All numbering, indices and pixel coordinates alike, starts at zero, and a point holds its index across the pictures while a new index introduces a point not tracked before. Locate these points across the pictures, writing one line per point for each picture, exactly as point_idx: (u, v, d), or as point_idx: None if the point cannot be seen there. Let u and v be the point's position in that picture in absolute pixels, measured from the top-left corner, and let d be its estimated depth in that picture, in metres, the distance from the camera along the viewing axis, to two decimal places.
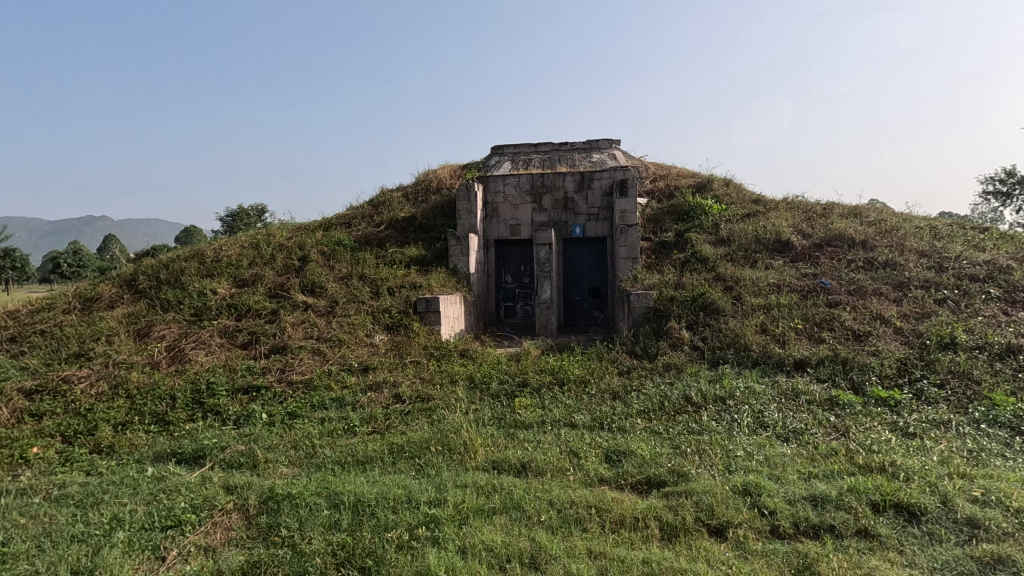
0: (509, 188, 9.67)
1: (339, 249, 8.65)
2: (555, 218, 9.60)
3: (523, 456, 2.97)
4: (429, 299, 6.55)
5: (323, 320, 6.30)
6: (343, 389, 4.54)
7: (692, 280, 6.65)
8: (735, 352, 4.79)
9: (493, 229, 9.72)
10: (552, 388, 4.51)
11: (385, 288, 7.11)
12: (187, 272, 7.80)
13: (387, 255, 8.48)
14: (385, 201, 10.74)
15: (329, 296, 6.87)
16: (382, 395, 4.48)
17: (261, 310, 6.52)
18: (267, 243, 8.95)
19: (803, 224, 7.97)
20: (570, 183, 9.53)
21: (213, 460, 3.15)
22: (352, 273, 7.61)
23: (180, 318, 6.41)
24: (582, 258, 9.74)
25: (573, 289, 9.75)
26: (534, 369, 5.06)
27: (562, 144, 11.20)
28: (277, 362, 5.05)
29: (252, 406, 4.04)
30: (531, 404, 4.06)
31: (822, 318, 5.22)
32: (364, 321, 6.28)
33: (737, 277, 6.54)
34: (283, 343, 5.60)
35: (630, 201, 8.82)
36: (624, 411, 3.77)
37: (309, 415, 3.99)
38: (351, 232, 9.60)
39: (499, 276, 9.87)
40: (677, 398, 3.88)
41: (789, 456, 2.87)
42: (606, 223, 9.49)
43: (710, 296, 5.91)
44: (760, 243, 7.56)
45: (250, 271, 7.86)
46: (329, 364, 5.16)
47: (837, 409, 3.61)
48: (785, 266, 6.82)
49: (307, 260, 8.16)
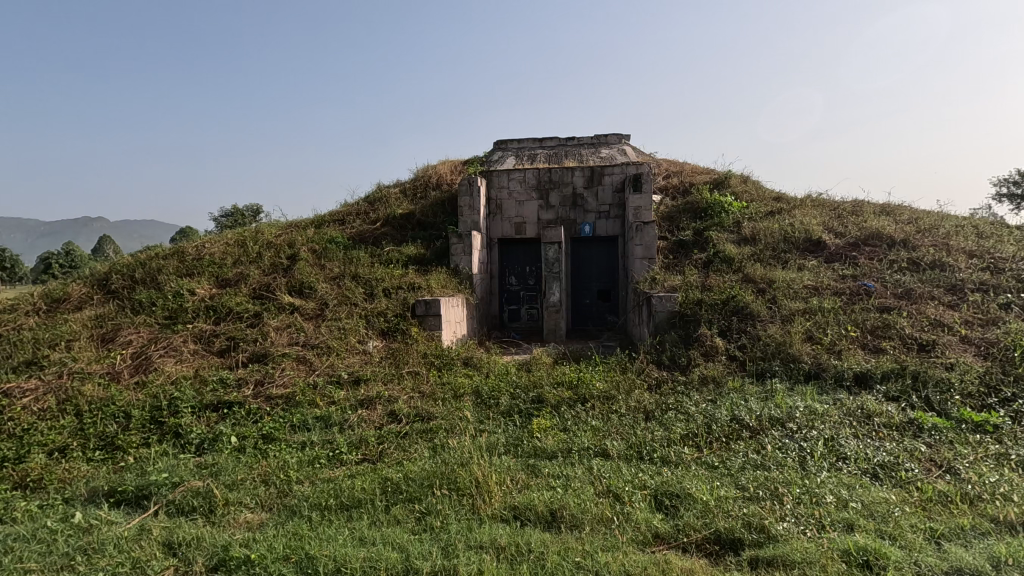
0: (514, 183, 9.04)
1: (332, 248, 8.01)
2: (563, 215, 8.98)
3: (552, 501, 2.35)
4: (428, 302, 5.91)
5: (311, 325, 5.65)
6: (329, 406, 3.91)
7: (719, 282, 6.04)
8: (781, 364, 4.18)
9: (497, 227, 9.10)
10: (574, 405, 3.88)
11: (381, 290, 6.47)
12: (165, 271, 7.15)
13: (383, 254, 7.85)
14: (382, 198, 10.11)
15: (320, 299, 6.24)
16: (375, 414, 3.85)
17: (242, 313, 5.88)
18: (253, 241, 8.31)
19: (834, 223, 7.37)
20: (579, 178, 8.92)
21: (159, 502, 2.50)
22: (345, 273, 6.97)
23: (151, 321, 5.75)
24: (592, 259, 9.13)
25: (581, 291, 9.14)
26: (548, 383, 4.43)
27: (568, 138, 10.60)
28: (256, 372, 4.41)
29: (219, 427, 3.40)
30: (550, 426, 3.44)
31: (876, 325, 4.61)
32: (357, 325, 5.65)
33: (769, 278, 5.93)
34: (264, 349, 4.95)
35: (645, 197, 8.20)
36: (664, 437, 3.15)
37: (288, 439, 3.36)
38: (345, 230, 8.97)
39: (503, 278, 9.25)
40: (726, 421, 3.27)
41: (894, 503, 2.25)
42: (617, 222, 8.89)
43: (742, 300, 5.31)
44: (789, 243, 6.96)
45: (233, 270, 7.21)
46: (315, 376, 4.52)
47: (924, 436, 3.00)
48: (821, 267, 6.22)
49: (296, 259, 7.52)
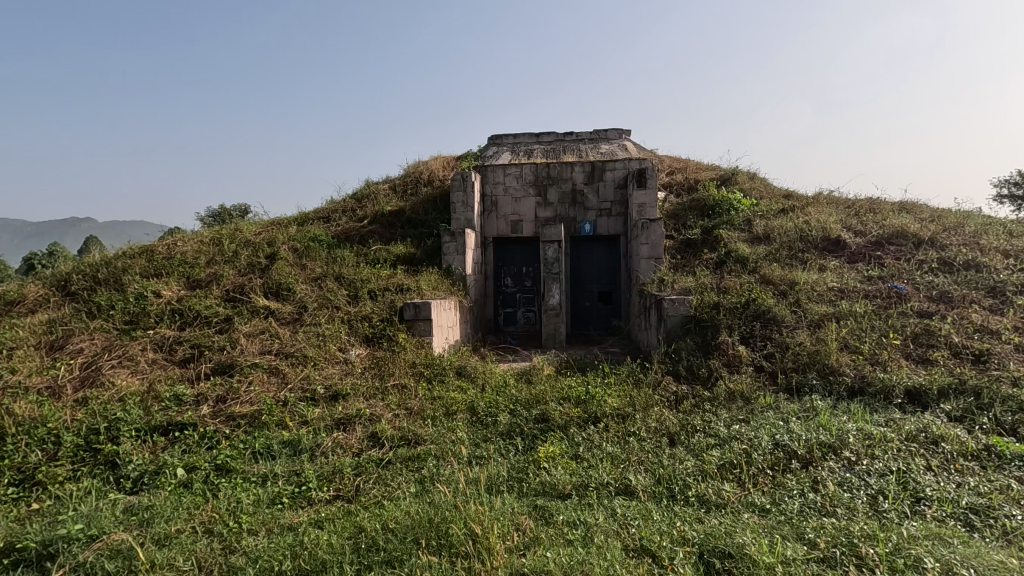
0: (510, 178, 8.51)
1: (314, 247, 7.45)
2: (562, 213, 8.48)
3: (572, 563, 1.83)
4: (417, 305, 5.39)
5: (288, 331, 5.10)
6: (301, 428, 3.37)
7: (735, 283, 5.55)
8: (818, 376, 3.69)
9: (492, 225, 8.58)
10: (584, 426, 3.37)
11: (366, 292, 5.93)
12: (130, 271, 6.55)
13: (370, 253, 7.30)
14: (370, 195, 9.55)
15: (298, 301, 5.68)
16: (354, 437, 3.31)
17: (211, 318, 5.30)
18: (230, 240, 7.73)
19: (853, 222, 6.92)
20: (579, 174, 8.41)
21: (63, 565, 1.94)
22: (328, 273, 6.42)
23: (108, 327, 5.17)
24: (593, 259, 8.64)
25: (581, 293, 8.65)
26: (553, 399, 3.90)
27: (566, 133, 10.10)
28: (218, 386, 3.84)
29: (165, 456, 2.85)
30: (560, 453, 2.92)
31: (917, 332, 4.13)
32: (337, 331, 5.09)
33: (790, 280, 5.44)
34: (232, 358, 4.39)
35: (650, 193, 7.71)
36: (698, 470, 2.64)
37: (248, 470, 2.81)
38: (330, 227, 8.41)
39: (499, 279, 8.74)
40: (769, 449, 2.76)
41: (1017, 568, 1.74)
42: (619, 220, 8.40)
43: (764, 303, 4.82)
44: (805, 242, 6.49)
45: (206, 270, 6.63)
46: (287, 390, 3.97)
47: (1011, 469, 2.50)
48: (843, 267, 5.74)
49: (275, 259, 6.95)
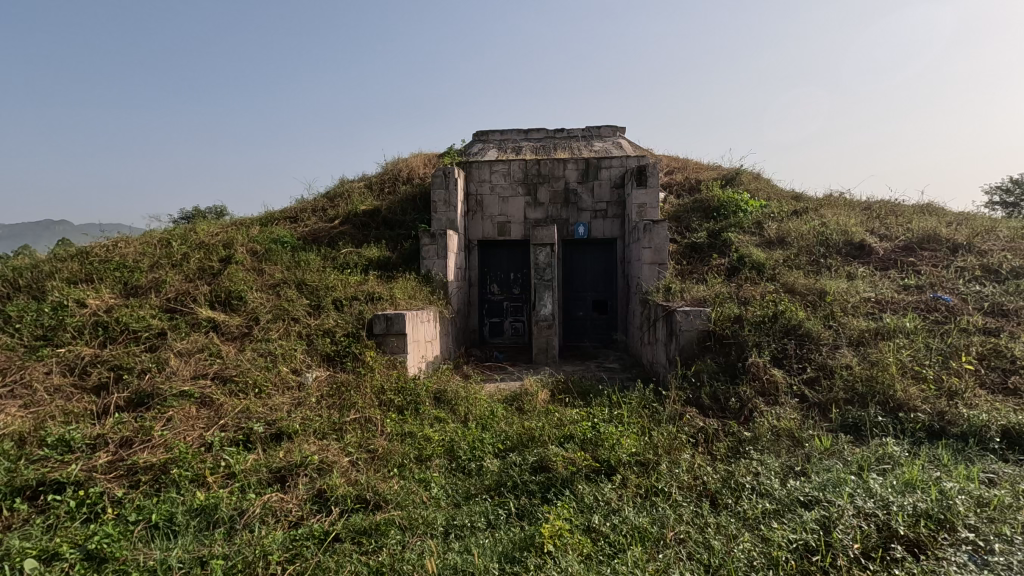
0: (497, 176, 7.76)
1: (276, 249, 6.61)
2: (554, 215, 7.75)
3: None
4: (389, 318, 4.61)
5: (232, 349, 4.27)
6: (224, 485, 2.56)
7: (756, 292, 4.86)
8: (880, 411, 2.98)
9: (476, 228, 7.82)
10: (596, 482, 2.61)
11: (330, 302, 5.12)
12: (57, 276, 5.64)
13: (340, 257, 6.48)
14: (344, 194, 8.75)
15: (248, 312, 4.84)
16: (293, 498, 2.50)
17: (141, 332, 4.44)
18: (181, 241, 6.85)
19: (874, 225, 6.28)
20: (573, 171, 7.70)
21: None
22: (288, 279, 5.59)
23: (12, 343, 4.27)
24: (587, 265, 7.94)
25: (574, 302, 7.94)
26: (552, 440, 3.13)
27: (557, 130, 9.37)
28: (126, 425, 3.00)
29: (13, 540, 2.01)
30: (570, 529, 2.15)
31: (987, 354, 3.46)
32: (293, 350, 4.28)
33: (818, 290, 4.76)
34: (154, 384, 3.55)
35: (651, 193, 7.02)
36: (765, 562, 1.89)
37: (131, 560, 1.99)
38: (296, 229, 7.57)
39: (484, 286, 7.98)
40: (857, 527, 2.02)
41: None
42: (616, 222, 7.70)
43: (795, 318, 4.12)
44: (826, 247, 5.84)
45: (147, 276, 5.75)
46: (218, 428, 3.15)
47: None
48: (874, 276, 5.09)
49: (229, 263, 6.10)
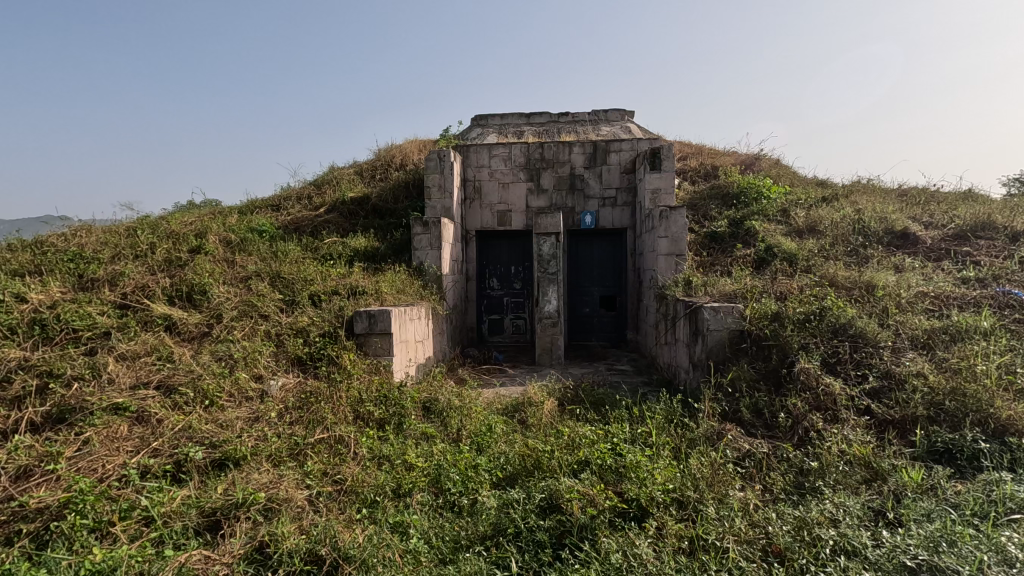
0: (497, 160, 7.13)
1: (253, 239, 6.00)
2: (559, 203, 7.14)
3: None
4: (371, 315, 3.99)
5: (187, 352, 3.65)
6: (134, 539, 1.94)
7: (792, 286, 4.24)
8: (979, 435, 2.37)
9: (474, 216, 7.20)
10: (624, 534, 1.99)
11: (307, 297, 4.51)
12: (4, 268, 5.02)
13: (323, 248, 5.87)
14: (332, 181, 8.12)
15: (211, 308, 4.23)
16: (223, 558, 1.89)
17: (83, 332, 3.82)
18: (150, 231, 6.23)
19: (916, 211, 5.66)
20: (579, 155, 7.07)
21: None
22: (262, 271, 4.97)
23: None
24: (594, 257, 7.33)
25: (580, 298, 7.34)
26: (564, 473, 2.52)
27: (561, 114, 8.72)
28: (28, 452, 2.38)
29: None
30: None
31: None
32: (258, 353, 3.66)
33: (865, 284, 4.14)
34: (81, 396, 2.93)
35: (665, 177, 6.39)
36: None
37: None
38: (278, 217, 6.95)
39: (483, 281, 7.38)
40: None
41: None
42: (626, 211, 7.09)
43: (846, 317, 3.51)
44: (864, 236, 5.22)
45: (105, 267, 5.13)
46: (148, 454, 2.53)
47: None
48: (926, 267, 4.47)
49: (199, 255, 5.49)
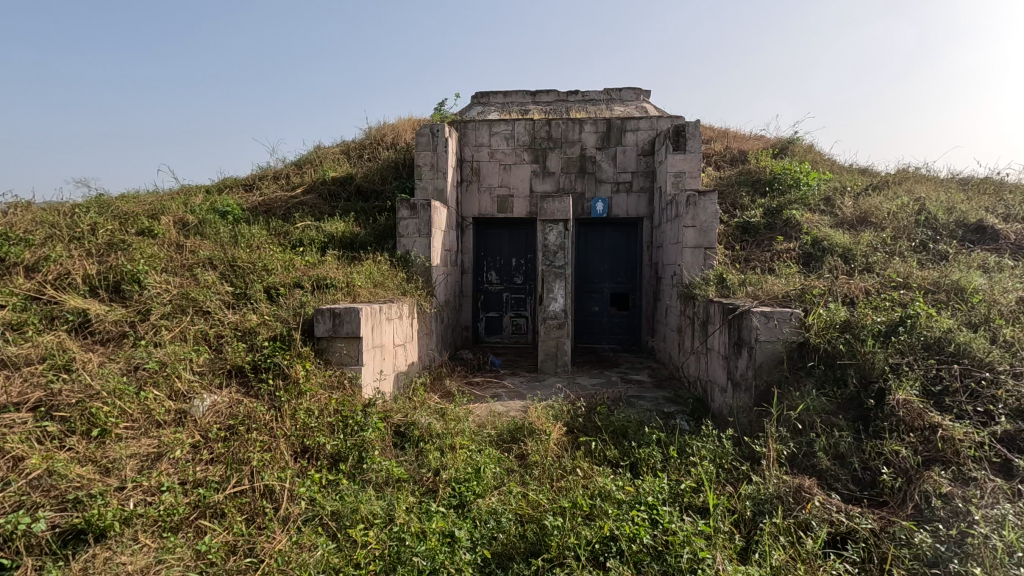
0: (498, 138, 6.29)
1: (213, 221, 5.19)
2: (567, 188, 6.31)
3: None
4: (336, 315, 3.15)
5: (95, 359, 2.85)
6: None
7: (859, 288, 3.42)
8: None
9: (472, 201, 6.38)
10: None
11: (262, 290, 3.70)
12: None
13: (293, 233, 5.06)
14: (315, 161, 7.30)
15: (140, 302, 3.42)
16: None
17: None
18: (97, 210, 5.42)
19: (988, 202, 4.83)
20: (591, 134, 6.24)
21: None
22: (214, 257, 4.16)
23: None
24: (605, 250, 6.53)
25: (588, 295, 6.55)
26: (578, 563, 1.74)
27: (571, 91, 7.85)
28: None
29: None
30: None
31: None
32: (185, 361, 2.87)
33: (952, 286, 3.32)
34: None
35: (691, 159, 5.56)
36: None
37: None
38: (249, 198, 6.14)
39: (480, 274, 6.59)
40: None
41: None
42: (642, 199, 6.27)
43: (945, 330, 2.69)
44: (931, 230, 4.40)
45: (30, 250, 4.31)
46: None
47: None
48: (1019, 267, 3.65)
49: (147, 238, 4.68)
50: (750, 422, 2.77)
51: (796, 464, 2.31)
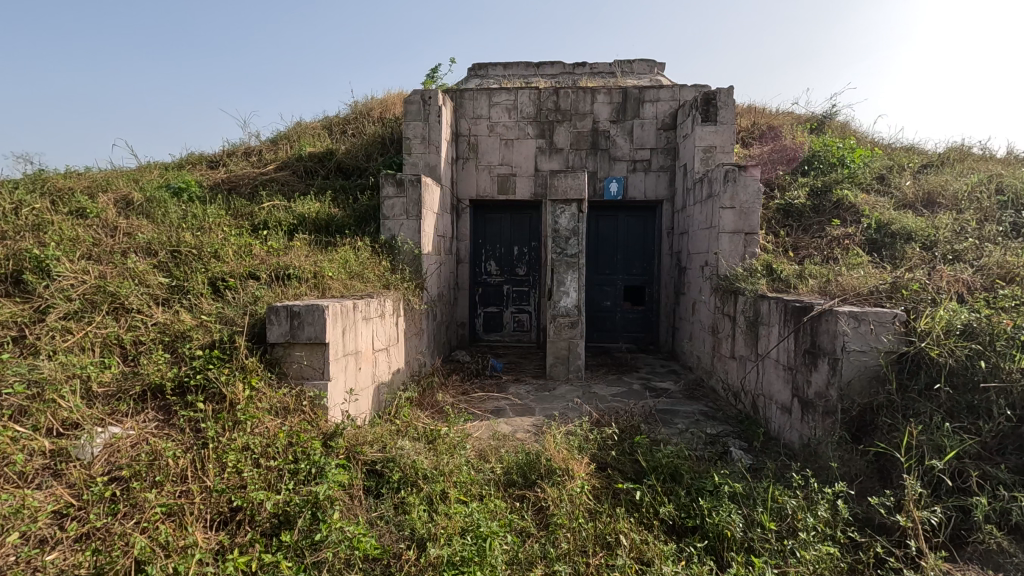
0: (499, 110, 5.51)
1: (163, 200, 4.39)
2: (577, 166, 5.55)
3: None
4: (294, 315, 2.36)
5: None
6: None
7: (966, 282, 2.67)
8: None
9: (469, 182, 5.60)
10: None
11: (205, 281, 2.93)
12: None
13: (258, 215, 4.27)
14: (292, 136, 6.49)
15: (41, 297, 2.65)
16: None
17: None
18: (28, 187, 4.61)
19: None
20: (604, 105, 5.46)
21: None
22: (152, 240, 3.38)
23: None
24: (619, 237, 5.78)
25: (600, 288, 5.81)
26: None
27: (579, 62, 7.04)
28: None
29: None
30: None
31: None
32: (80, 379, 2.10)
33: None
34: None
35: (722, 132, 4.79)
36: None
37: None
38: (212, 176, 5.33)
39: (478, 264, 5.83)
40: None
41: None
42: (661, 179, 5.52)
43: None
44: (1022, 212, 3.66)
45: None
46: None
47: None
48: None
49: (77, 218, 3.89)
50: (850, 466, 2.04)
51: (957, 549, 1.61)
